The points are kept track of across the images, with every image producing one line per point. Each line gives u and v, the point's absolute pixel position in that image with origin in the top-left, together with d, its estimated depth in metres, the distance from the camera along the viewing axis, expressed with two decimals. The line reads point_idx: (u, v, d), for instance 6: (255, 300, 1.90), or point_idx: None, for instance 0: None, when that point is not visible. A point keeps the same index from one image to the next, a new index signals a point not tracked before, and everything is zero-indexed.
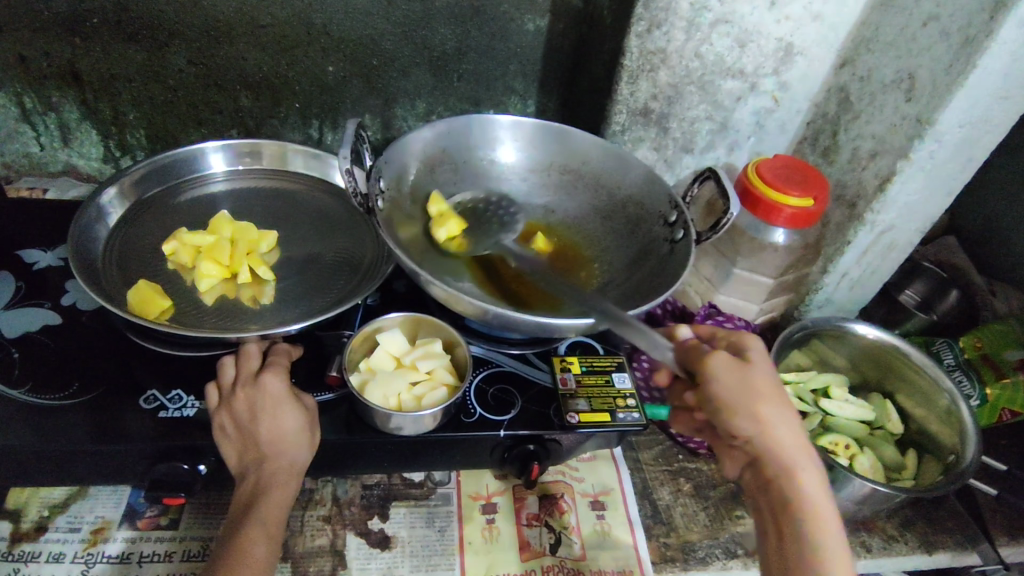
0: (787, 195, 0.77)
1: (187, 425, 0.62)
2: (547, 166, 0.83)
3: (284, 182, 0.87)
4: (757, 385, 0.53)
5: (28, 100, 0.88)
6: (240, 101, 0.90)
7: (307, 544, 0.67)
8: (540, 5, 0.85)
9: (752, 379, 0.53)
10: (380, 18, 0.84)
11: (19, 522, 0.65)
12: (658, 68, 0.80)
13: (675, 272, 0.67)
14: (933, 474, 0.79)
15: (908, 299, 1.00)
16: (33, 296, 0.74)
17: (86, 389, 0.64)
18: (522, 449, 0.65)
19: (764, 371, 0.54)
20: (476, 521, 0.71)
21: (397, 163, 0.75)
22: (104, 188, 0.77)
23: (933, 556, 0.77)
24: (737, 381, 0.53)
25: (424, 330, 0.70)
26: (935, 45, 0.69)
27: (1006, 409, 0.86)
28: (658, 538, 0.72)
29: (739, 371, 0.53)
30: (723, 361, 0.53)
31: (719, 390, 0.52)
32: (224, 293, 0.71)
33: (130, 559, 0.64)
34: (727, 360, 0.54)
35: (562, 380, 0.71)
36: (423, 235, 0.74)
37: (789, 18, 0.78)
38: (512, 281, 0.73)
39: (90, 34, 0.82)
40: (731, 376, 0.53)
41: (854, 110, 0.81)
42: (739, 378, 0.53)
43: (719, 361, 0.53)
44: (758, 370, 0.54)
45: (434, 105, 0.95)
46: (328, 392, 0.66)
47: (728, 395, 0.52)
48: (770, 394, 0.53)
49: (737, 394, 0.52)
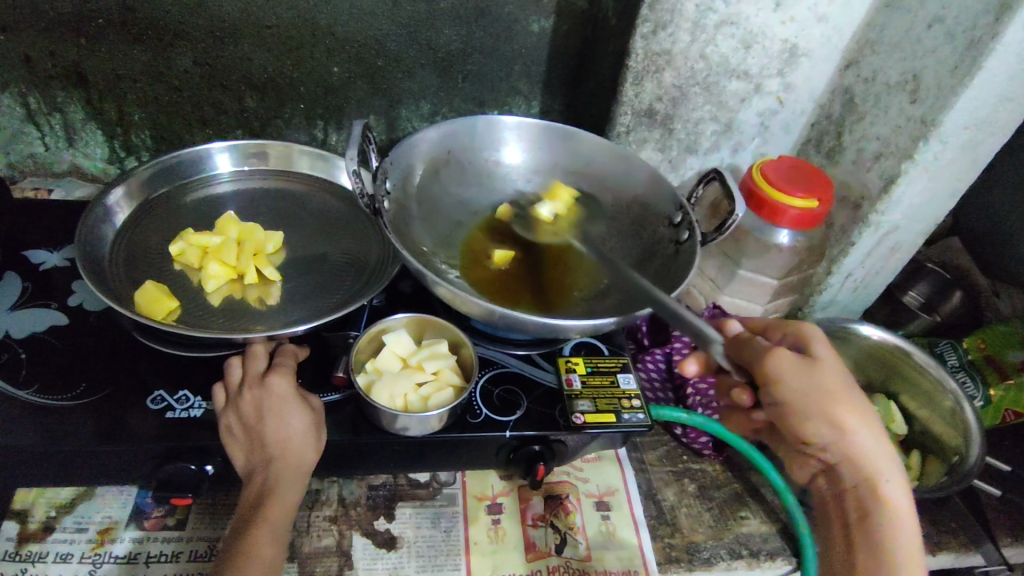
0: (791, 196, 0.77)
1: (193, 425, 0.62)
2: (552, 167, 0.83)
3: (289, 183, 0.87)
4: (831, 388, 0.54)
5: (33, 101, 0.88)
6: (245, 101, 0.90)
7: (313, 544, 0.67)
8: (545, 6, 0.85)
9: (826, 380, 0.54)
10: (385, 18, 0.84)
11: (26, 523, 0.65)
12: (664, 69, 0.80)
13: (680, 273, 0.68)
14: (937, 474, 0.80)
15: (912, 300, 1.00)
16: (40, 297, 0.74)
17: (93, 390, 0.65)
18: (528, 450, 0.65)
19: (833, 369, 0.56)
20: (482, 521, 0.71)
21: (404, 164, 0.75)
22: (111, 188, 0.77)
23: (937, 557, 0.77)
24: (807, 385, 0.54)
25: (430, 330, 0.71)
26: (940, 46, 0.69)
27: (1010, 410, 0.88)
28: (663, 538, 0.72)
29: (810, 374, 0.54)
30: (789, 362, 0.54)
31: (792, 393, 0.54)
32: (231, 293, 0.72)
33: (137, 559, 0.64)
34: (792, 361, 0.54)
35: (567, 380, 0.71)
36: (415, 225, 0.74)
37: (795, 19, 0.78)
38: (502, 281, 0.73)
39: (95, 35, 0.82)
40: (801, 380, 0.54)
41: (859, 111, 0.81)
42: (810, 382, 0.54)
43: (786, 361, 0.53)
44: (828, 370, 0.55)
45: (439, 105, 0.95)
46: (334, 392, 0.66)
47: (799, 397, 0.54)
48: (844, 396, 0.54)
49: (811, 397, 0.54)
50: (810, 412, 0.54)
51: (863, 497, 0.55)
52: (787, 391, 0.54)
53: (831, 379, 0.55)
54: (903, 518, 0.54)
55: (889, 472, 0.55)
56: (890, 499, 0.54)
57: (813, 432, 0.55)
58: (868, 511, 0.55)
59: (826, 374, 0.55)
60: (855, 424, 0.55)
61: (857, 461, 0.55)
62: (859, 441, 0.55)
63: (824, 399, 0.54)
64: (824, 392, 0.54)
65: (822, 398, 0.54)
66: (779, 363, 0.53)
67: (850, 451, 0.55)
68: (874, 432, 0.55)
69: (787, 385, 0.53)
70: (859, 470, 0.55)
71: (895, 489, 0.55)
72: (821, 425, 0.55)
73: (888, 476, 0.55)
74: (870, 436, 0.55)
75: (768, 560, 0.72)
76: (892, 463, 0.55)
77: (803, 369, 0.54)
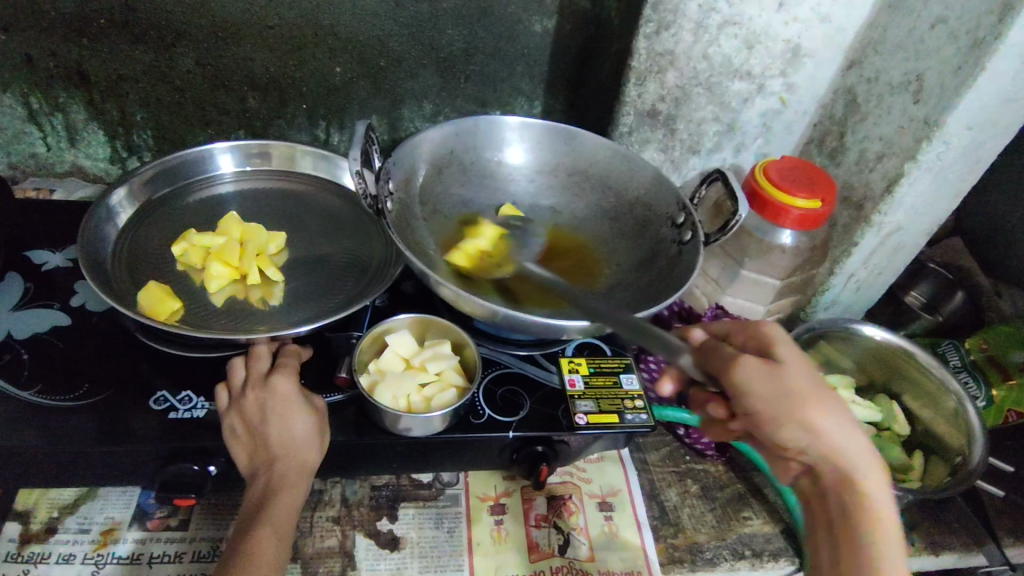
0: (794, 196, 0.77)
1: (196, 425, 0.62)
2: (555, 167, 0.83)
3: (291, 183, 0.87)
4: (799, 389, 0.52)
5: (35, 101, 0.88)
6: (247, 102, 0.90)
7: (316, 545, 0.67)
8: (548, 6, 0.85)
9: (791, 381, 0.52)
10: (387, 19, 0.84)
11: (28, 523, 0.65)
12: (666, 69, 0.80)
13: (682, 274, 0.68)
14: (941, 473, 0.79)
15: (914, 299, 1.01)
16: (43, 297, 0.74)
17: (96, 390, 0.65)
18: (530, 451, 0.65)
19: (801, 370, 0.54)
20: (485, 522, 0.71)
21: (406, 165, 0.75)
22: (114, 188, 0.77)
23: (940, 557, 0.77)
24: (774, 393, 0.52)
25: (433, 330, 0.71)
26: (943, 47, 0.69)
27: (1012, 410, 0.87)
28: (666, 539, 0.72)
29: (776, 377, 0.53)
30: (754, 373, 0.53)
31: (758, 400, 0.52)
32: (234, 293, 0.72)
33: (140, 560, 0.64)
34: (757, 370, 0.53)
35: (570, 380, 0.71)
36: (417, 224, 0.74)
37: (798, 19, 0.78)
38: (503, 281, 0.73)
39: (97, 35, 0.82)
40: (768, 389, 0.52)
41: (862, 112, 0.81)
42: (776, 385, 0.52)
43: (751, 371, 0.53)
44: (796, 374, 0.53)
45: (441, 106, 0.95)
46: (337, 393, 0.66)
47: (767, 406, 0.52)
48: (816, 398, 0.52)
49: (781, 403, 0.52)
50: (781, 417, 0.52)
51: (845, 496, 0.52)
52: (756, 401, 0.53)
53: (799, 380, 0.53)
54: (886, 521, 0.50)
55: (871, 471, 0.52)
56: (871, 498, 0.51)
57: (788, 438, 0.53)
58: (853, 514, 0.51)
59: (791, 375, 0.53)
60: (830, 425, 0.52)
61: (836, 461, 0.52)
62: (837, 441, 0.52)
63: (793, 401, 0.52)
64: (793, 398, 0.52)
65: (793, 400, 0.52)
66: (744, 374, 0.53)
67: (828, 452, 0.52)
68: (850, 433, 0.52)
69: (755, 396, 0.53)
70: (838, 470, 0.52)
71: (878, 488, 0.51)
72: (794, 431, 0.52)
73: (868, 474, 0.52)
74: (848, 435, 0.52)
75: (771, 560, 0.72)
76: (871, 458, 0.52)
77: (769, 375, 0.53)
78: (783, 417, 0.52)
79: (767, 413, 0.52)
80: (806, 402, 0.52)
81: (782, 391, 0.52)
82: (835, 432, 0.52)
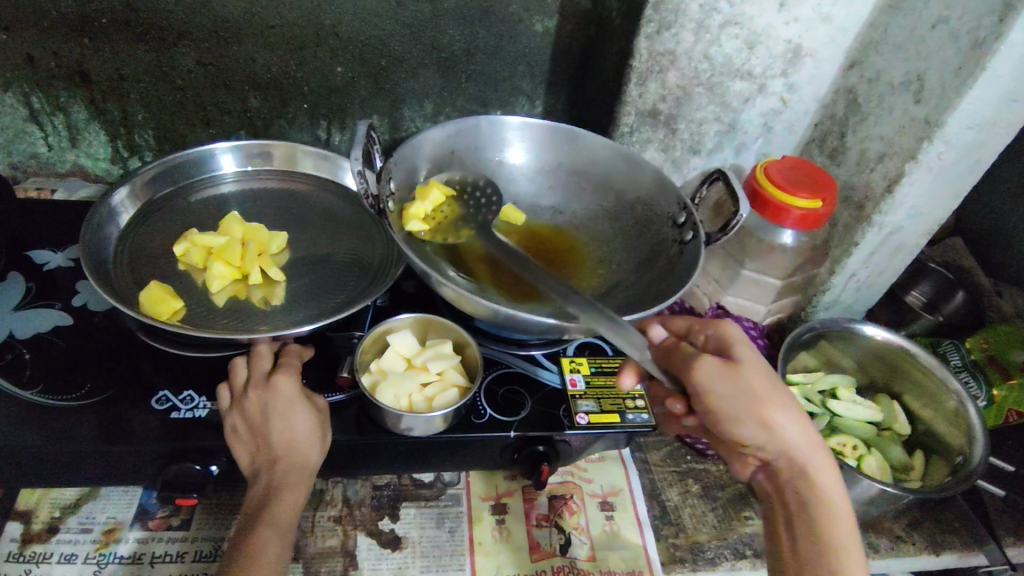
0: (795, 196, 0.77)
1: (198, 425, 0.62)
2: (555, 167, 0.83)
3: (293, 183, 0.87)
4: (759, 389, 0.54)
5: (36, 100, 0.88)
6: (248, 101, 0.90)
7: (318, 544, 0.67)
8: (549, 6, 0.85)
9: (752, 381, 0.54)
10: (388, 19, 0.84)
11: (30, 523, 0.65)
12: (667, 69, 0.80)
13: (684, 273, 0.68)
14: (941, 474, 0.79)
15: (915, 299, 1.02)
16: (45, 296, 0.74)
17: (98, 390, 0.65)
18: (531, 450, 0.65)
19: (759, 367, 0.55)
20: (486, 521, 0.71)
21: (408, 164, 0.75)
22: (116, 188, 0.77)
23: (940, 557, 0.77)
24: (736, 392, 0.53)
25: (434, 330, 0.71)
26: (944, 47, 0.69)
27: (1013, 409, 0.87)
28: (667, 538, 0.73)
29: (737, 377, 0.54)
30: (716, 373, 0.53)
31: (721, 399, 0.53)
32: (235, 293, 0.72)
33: (143, 559, 0.64)
34: (717, 369, 0.53)
35: (571, 381, 0.71)
36: None
37: (799, 19, 0.78)
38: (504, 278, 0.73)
39: (98, 35, 0.82)
40: (728, 388, 0.53)
41: (863, 112, 0.81)
42: (737, 386, 0.53)
43: (711, 372, 0.53)
44: (754, 372, 0.54)
45: (442, 105, 0.95)
46: (339, 392, 0.66)
47: (726, 405, 0.53)
48: (772, 395, 0.54)
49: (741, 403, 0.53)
50: (742, 415, 0.53)
51: (800, 489, 0.55)
52: (716, 401, 0.53)
53: (758, 379, 0.54)
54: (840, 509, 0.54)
55: (822, 463, 0.55)
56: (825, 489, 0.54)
57: (746, 436, 0.55)
58: (809, 505, 0.54)
59: (752, 375, 0.54)
60: (785, 421, 0.54)
61: (791, 455, 0.55)
62: (792, 437, 0.54)
63: (753, 401, 0.53)
64: (752, 398, 0.53)
65: (753, 400, 0.53)
66: (704, 376, 0.53)
67: (785, 447, 0.55)
68: (804, 428, 0.55)
69: (718, 397, 0.53)
70: (793, 462, 0.55)
71: (829, 479, 0.55)
72: (753, 428, 0.54)
73: (820, 466, 0.55)
74: (802, 431, 0.55)
75: None
76: (822, 450, 0.55)
77: (729, 375, 0.53)
78: (743, 417, 0.53)
79: (727, 412, 0.54)
80: (766, 402, 0.54)
81: (743, 392, 0.53)
82: (790, 428, 0.54)
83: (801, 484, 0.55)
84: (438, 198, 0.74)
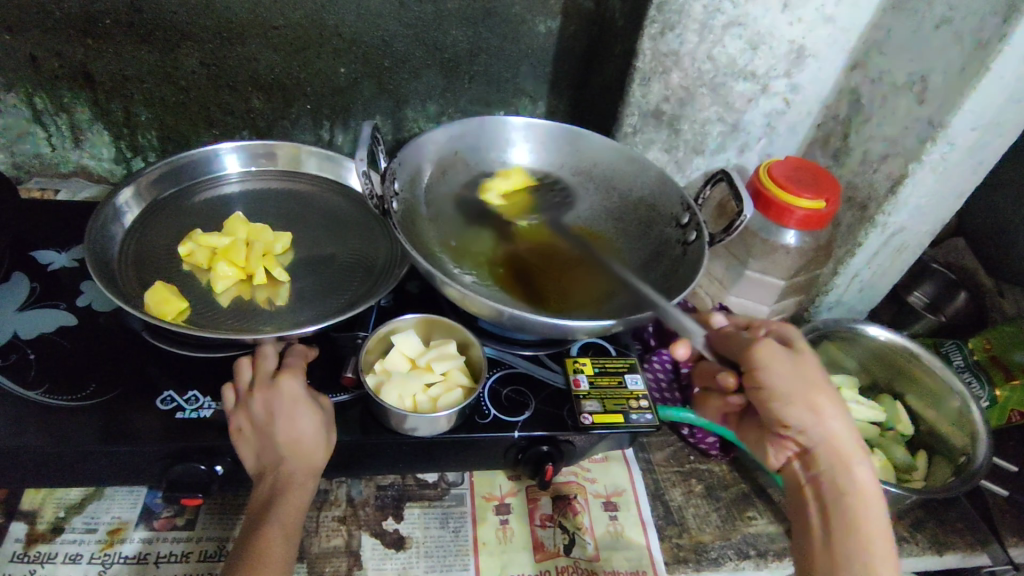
0: (798, 197, 0.77)
1: (203, 425, 0.63)
2: (559, 168, 0.83)
3: (296, 183, 0.87)
4: (814, 378, 0.55)
5: (39, 100, 0.88)
6: (251, 102, 0.90)
7: (322, 544, 0.67)
8: (552, 7, 0.86)
9: (807, 370, 0.55)
10: (392, 20, 0.84)
11: (35, 523, 0.65)
12: (670, 70, 0.80)
13: (687, 274, 0.68)
14: (944, 474, 0.79)
15: (917, 300, 1.02)
16: (50, 296, 0.75)
17: (103, 390, 0.65)
18: (536, 451, 0.65)
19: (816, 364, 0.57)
20: (491, 522, 0.71)
21: (411, 165, 0.75)
22: (121, 188, 0.77)
23: (943, 557, 0.77)
24: (792, 375, 0.55)
25: (438, 330, 0.71)
26: (947, 48, 0.69)
27: (1016, 410, 0.87)
28: (671, 538, 0.73)
29: (795, 363, 0.55)
30: (776, 355, 0.55)
31: (776, 378, 0.55)
32: (240, 293, 0.72)
33: (148, 559, 0.64)
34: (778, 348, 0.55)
35: (575, 380, 0.71)
36: (422, 220, 0.74)
37: (802, 20, 0.78)
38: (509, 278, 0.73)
39: (102, 35, 0.82)
40: (787, 370, 0.55)
41: (865, 113, 0.81)
42: (795, 369, 0.55)
43: (773, 349, 0.55)
44: (812, 360, 0.56)
45: (444, 107, 0.95)
46: (343, 392, 0.66)
47: (782, 385, 0.55)
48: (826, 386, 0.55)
49: (796, 386, 0.55)
50: (794, 397, 0.55)
51: (837, 485, 0.55)
52: (773, 380, 0.55)
53: (813, 370, 0.56)
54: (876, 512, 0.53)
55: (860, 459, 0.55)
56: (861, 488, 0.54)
57: (793, 420, 0.55)
58: (845, 496, 0.54)
59: (808, 364, 0.56)
60: (833, 415, 0.55)
61: (833, 446, 0.55)
62: (836, 429, 0.55)
63: (807, 387, 0.55)
64: (806, 382, 0.55)
65: (806, 385, 0.55)
66: (766, 353, 0.55)
67: (827, 439, 0.55)
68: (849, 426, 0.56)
69: (774, 376, 0.55)
70: (834, 456, 0.55)
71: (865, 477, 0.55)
72: (801, 413, 0.55)
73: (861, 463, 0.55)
74: (847, 427, 0.56)
75: (776, 560, 0.72)
76: (863, 447, 0.55)
77: (788, 358, 0.56)
78: (795, 399, 0.54)
79: (782, 391, 0.55)
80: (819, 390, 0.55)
81: (798, 377, 0.55)
82: (836, 421, 0.55)
83: (839, 478, 0.55)
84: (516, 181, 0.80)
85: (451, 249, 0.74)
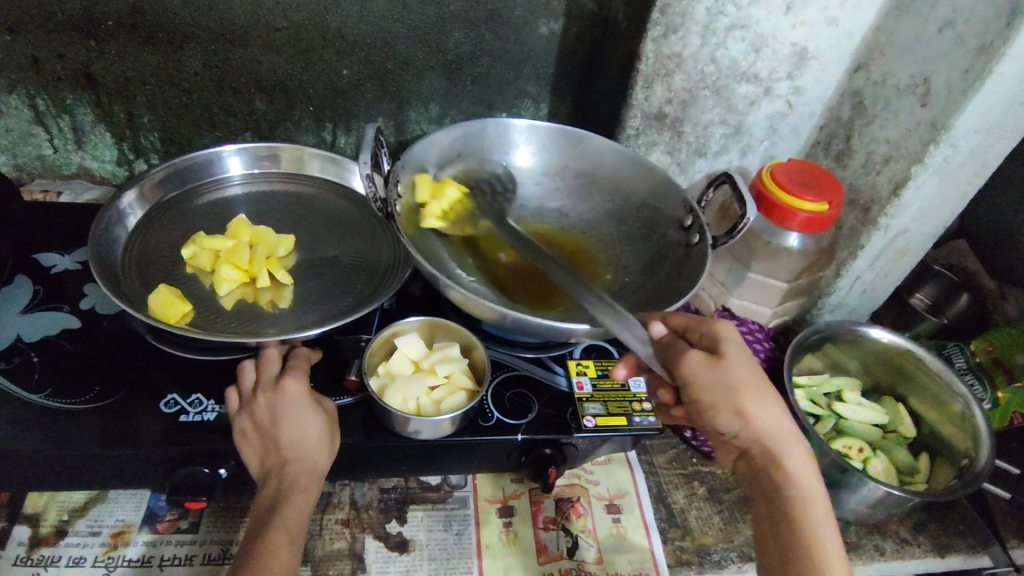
0: (802, 200, 0.77)
1: (206, 429, 0.63)
2: (561, 170, 0.83)
3: (299, 186, 0.87)
4: (739, 382, 0.54)
5: (41, 101, 0.88)
6: (254, 104, 0.90)
7: (326, 547, 0.67)
8: (554, 9, 0.85)
9: (731, 376, 0.55)
10: (395, 21, 0.84)
11: (38, 526, 0.65)
12: (673, 73, 0.80)
13: (690, 277, 0.68)
14: (947, 477, 0.79)
15: (919, 301, 1.02)
16: (53, 299, 0.75)
17: (107, 393, 0.65)
18: (539, 454, 0.66)
19: (743, 364, 0.56)
20: (494, 524, 0.71)
21: (414, 168, 0.75)
22: (124, 191, 0.77)
23: (945, 559, 0.77)
24: (716, 384, 0.54)
25: (442, 333, 0.71)
26: (950, 51, 0.69)
27: (1017, 412, 0.88)
28: (673, 541, 0.73)
29: (717, 371, 0.55)
30: (699, 367, 0.55)
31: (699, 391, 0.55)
32: (243, 296, 0.72)
33: (151, 562, 0.64)
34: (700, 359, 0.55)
35: (578, 384, 0.71)
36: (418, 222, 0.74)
37: (805, 23, 0.78)
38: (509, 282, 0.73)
39: (104, 36, 0.82)
40: (709, 381, 0.54)
41: (868, 115, 0.81)
42: (717, 379, 0.54)
43: (692, 364, 0.55)
44: (736, 361, 0.55)
45: (446, 109, 0.95)
46: (346, 396, 0.67)
47: (707, 398, 0.55)
48: (752, 387, 0.55)
49: (719, 394, 0.54)
50: (721, 406, 0.55)
51: (775, 482, 0.55)
52: (698, 392, 0.55)
53: (739, 374, 0.55)
54: (817, 504, 0.54)
55: (797, 454, 0.55)
56: (799, 481, 0.54)
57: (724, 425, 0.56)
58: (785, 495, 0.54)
59: (732, 369, 0.55)
60: (762, 414, 0.55)
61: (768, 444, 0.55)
62: (766, 427, 0.55)
63: (731, 395, 0.54)
64: (733, 391, 0.54)
65: (731, 391, 0.54)
66: (691, 366, 0.55)
67: (760, 436, 0.55)
68: (784, 422, 0.55)
69: (698, 388, 0.55)
70: (768, 452, 0.55)
71: (802, 470, 0.55)
72: (729, 418, 0.55)
73: (796, 457, 0.55)
74: (778, 425, 0.55)
75: None
76: (796, 438, 0.56)
77: (710, 366, 0.55)
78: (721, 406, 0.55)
79: (707, 401, 0.55)
80: (744, 393, 0.54)
81: (722, 385, 0.54)
82: (766, 418, 0.55)
83: (776, 476, 0.55)
84: (454, 195, 0.74)
85: (451, 253, 0.74)
